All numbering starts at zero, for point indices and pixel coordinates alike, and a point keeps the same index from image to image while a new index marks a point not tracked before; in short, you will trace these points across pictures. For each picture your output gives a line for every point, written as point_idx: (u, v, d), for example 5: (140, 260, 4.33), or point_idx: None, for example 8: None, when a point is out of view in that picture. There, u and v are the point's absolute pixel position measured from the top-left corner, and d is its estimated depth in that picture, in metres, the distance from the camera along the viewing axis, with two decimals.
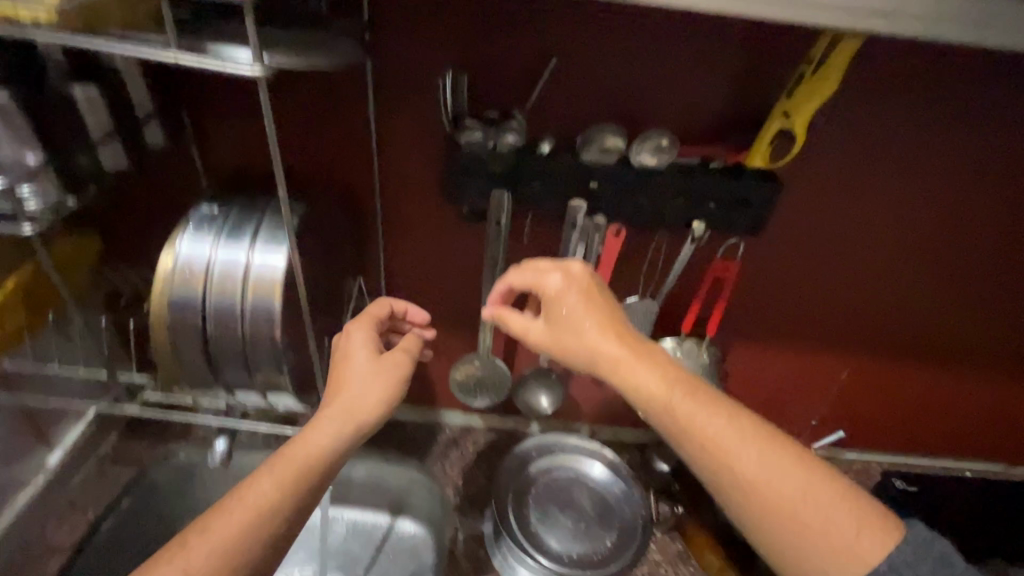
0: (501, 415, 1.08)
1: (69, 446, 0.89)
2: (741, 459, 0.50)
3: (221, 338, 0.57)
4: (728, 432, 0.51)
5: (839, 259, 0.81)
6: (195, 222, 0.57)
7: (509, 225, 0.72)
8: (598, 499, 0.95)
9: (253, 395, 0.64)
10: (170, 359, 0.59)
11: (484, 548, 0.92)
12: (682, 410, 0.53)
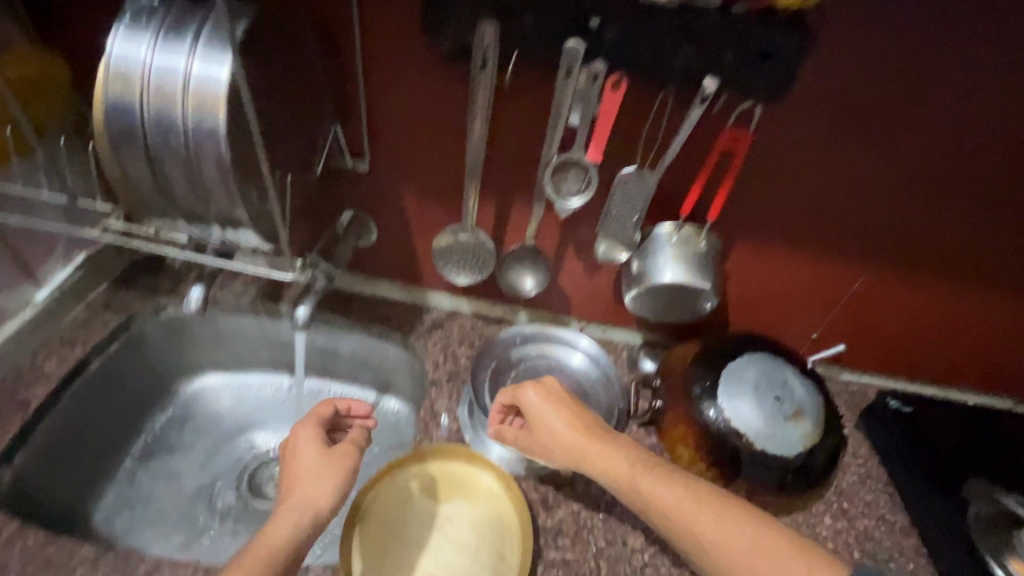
0: (488, 302, 1.05)
1: (57, 286, 0.90)
2: (704, 525, 0.63)
3: (169, 153, 0.53)
4: (685, 501, 0.65)
5: (869, 141, 0.72)
6: (133, 17, 0.51)
7: (496, 69, 0.66)
8: (576, 386, 0.94)
9: (212, 227, 0.62)
10: (120, 174, 0.56)
11: (458, 423, 0.91)
12: (657, 499, 0.66)
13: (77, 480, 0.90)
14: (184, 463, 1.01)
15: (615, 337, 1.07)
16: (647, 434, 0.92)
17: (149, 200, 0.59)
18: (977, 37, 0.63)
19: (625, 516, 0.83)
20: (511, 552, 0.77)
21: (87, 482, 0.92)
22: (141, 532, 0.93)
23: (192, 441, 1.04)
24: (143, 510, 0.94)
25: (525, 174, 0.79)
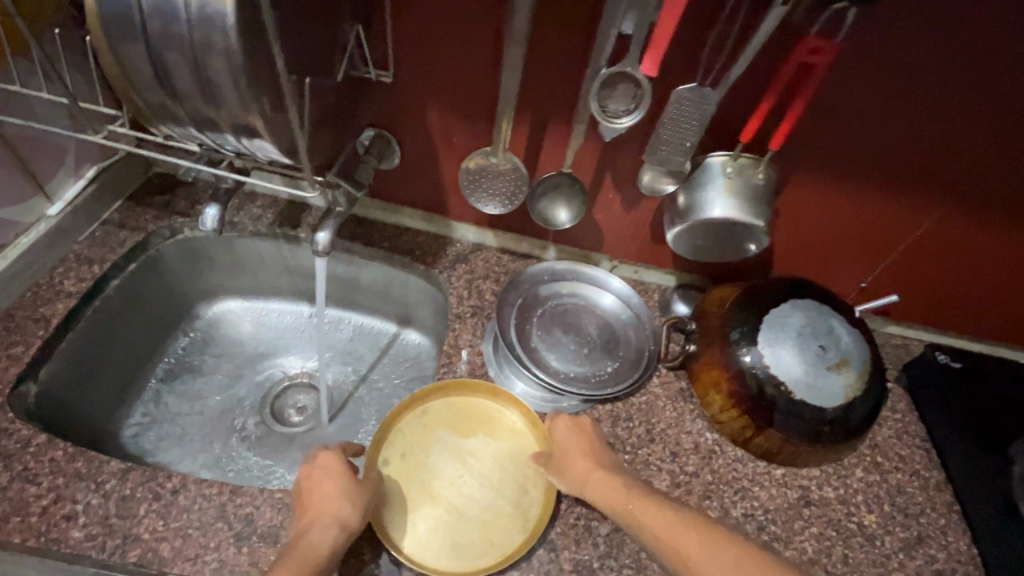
0: (516, 236, 1.00)
1: (71, 202, 0.86)
2: (698, 552, 0.60)
3: (170, 45, 0.46)
4: (682, 528, 0.63)
5: (964, 60, 0.63)
6: None
7: None
8: (606, 328, 0.90)
9: (224, 136, 0.55)
10: (119, 73, 0.49)
11: (482, 358, 0.88)
12: (651, 530, 0.64)
13: (102, 393, 0.89)
14: (206, 386, 1.02)
15: (646, 279, 1.02)
16: (677, 378, 0.89)
17: (152, 105, 0.52)
18: None
19: (650, 459, 0.79)
20: (534, 486, 0.76)
21: (112, 396, 0.92)
22: (163, 446, 0.93)
23: (216, 365, 1.05)
24: (164, 427, 0.95)
25: (565, 92, 0.71)
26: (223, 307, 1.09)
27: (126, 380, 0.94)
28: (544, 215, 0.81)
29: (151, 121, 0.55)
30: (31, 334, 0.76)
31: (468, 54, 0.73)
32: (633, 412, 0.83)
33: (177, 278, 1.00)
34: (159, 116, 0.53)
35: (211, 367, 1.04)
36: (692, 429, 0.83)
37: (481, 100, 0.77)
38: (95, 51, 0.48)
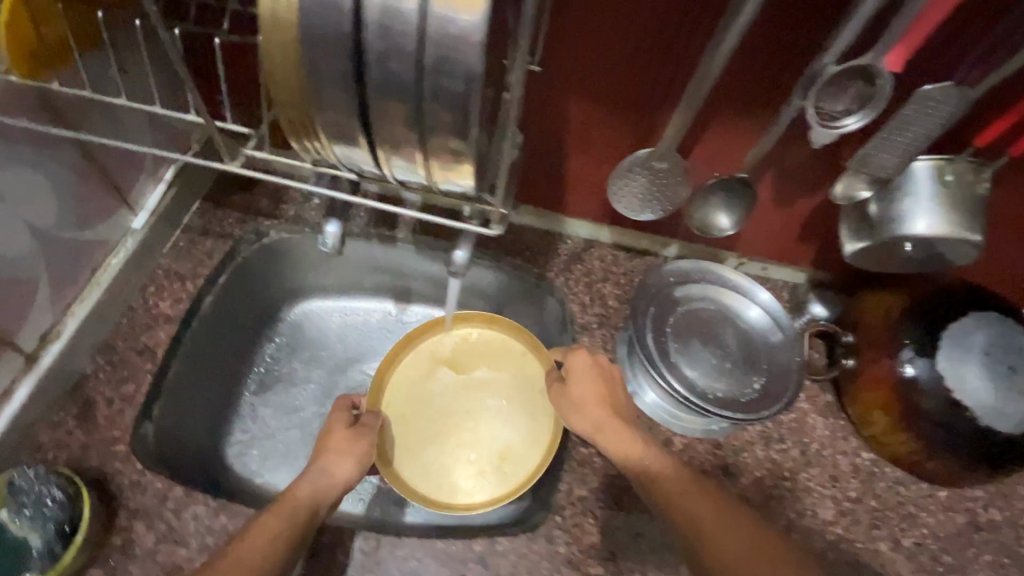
0: (634, 232, 0.90)
1: (154, 211, 0.76)
2: (692, 509, 0.60)
3: (380, 64, 0.34)
4: (671, 486, 0.62)
5: None
6: None
7: None
8: (748, 341, 0.82)
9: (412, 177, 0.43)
10: (299, 95, 0.37)
11: (616, 365, 0.82)
12: (658, 478, 0.63)
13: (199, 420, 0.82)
14: (303, 395, 0.94)
15: (775, 276, 0.93)
16: (823, 390, 0.82)
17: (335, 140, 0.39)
18: None
19: (811, 484, 0.74)
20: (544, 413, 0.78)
21: (208, 420, 0.85)
22: (272, 467, 0.88)
23: (307, 373, 0.96)
24: (270, 445, 0.89)
25: (776, 86, 0.57)
26: (304, 308, 0.99)
27: (218, 400, 0.87)
28: (703, 223, 0.72)
29: (322, 152, 0.42)
30: (139, 369, 0.69)
31: (641, 37, 0.60)
32: (785, 432, 0.77)
33: (253, 285, 0.91)
34: (345, 151, 0.41)
35: (301, 376, 0.96)
36: (847, 449, 0.78)
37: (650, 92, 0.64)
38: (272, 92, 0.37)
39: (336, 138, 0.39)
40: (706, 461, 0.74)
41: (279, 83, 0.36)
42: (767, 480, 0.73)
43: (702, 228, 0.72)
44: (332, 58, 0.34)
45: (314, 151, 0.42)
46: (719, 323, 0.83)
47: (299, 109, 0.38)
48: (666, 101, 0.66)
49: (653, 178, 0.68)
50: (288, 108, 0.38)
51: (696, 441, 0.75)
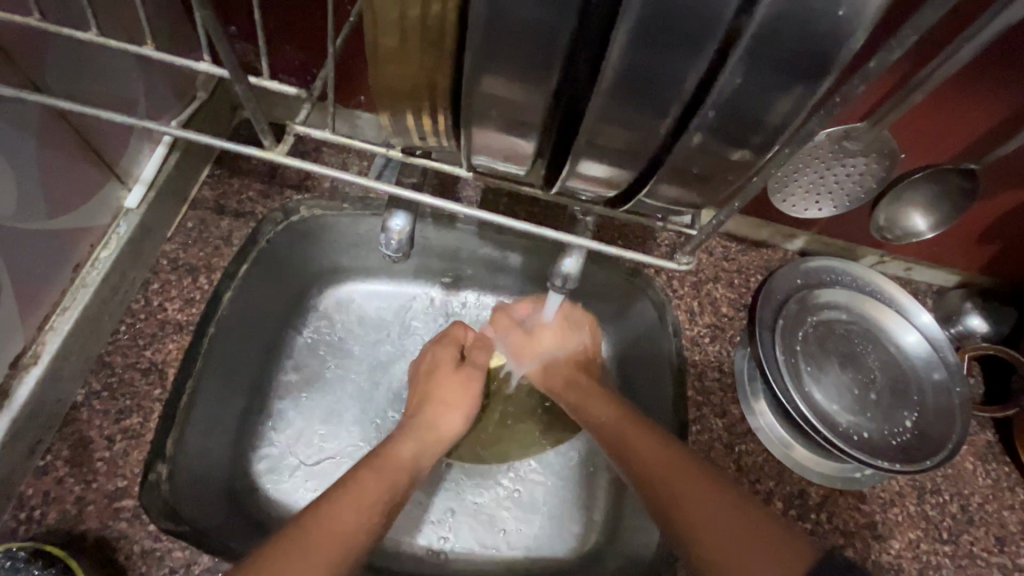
0: (758, 219, 0.71)
1: (154, 184, 0.59)
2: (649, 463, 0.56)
3: (628, 31, 0.24)
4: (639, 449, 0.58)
5: None
6: None
7: None
8: (896, 364, 0.66)
9: (599, 185, 0.34)
10: (442, 43, 0.27)
11: (734, 387, 0.65)
12: (688, 504, 0.49)
13: (211, 446, 0.58)
14: (348, 399, 0.68)
15: (921, 279, 0.74)
16: (981, 429, 0.67)
17: (468, 120, 0.30)
18: None
19: (975, 550, 0.60)
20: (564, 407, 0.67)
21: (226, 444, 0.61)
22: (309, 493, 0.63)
23: (345, 373, 0.69)
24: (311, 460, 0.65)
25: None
26: (339, 293, 0.72)
27: (236, 414, 0.62)
28: (889, 219, 0.57)
29: (445, 132, 0.33)
30: (147, 395, 0.54)
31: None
32: (942, 483, 0.63)
33: (278, 274, 0.66)
34: (483, 132, 0.31)
35: (339, 377, 0.69)
36: (1015, 503, 0.63)
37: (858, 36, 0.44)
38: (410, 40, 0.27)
39: (482, 119, 0.29)
40: (850, 519, 0.59)
41: (415, 21, 0.26)
42: (923, 544, 0.60)
43: (888, 226, 0.58)
44: (533, 4, 0.23)
45: (417, 132, 0.33)
46: (862, 340, 0.67)
47: (428, 68, 0.28)
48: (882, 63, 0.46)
49: (840, 166, 0.50)
50: (411, 66, 0.28)
51: (837, 493, 0.61)
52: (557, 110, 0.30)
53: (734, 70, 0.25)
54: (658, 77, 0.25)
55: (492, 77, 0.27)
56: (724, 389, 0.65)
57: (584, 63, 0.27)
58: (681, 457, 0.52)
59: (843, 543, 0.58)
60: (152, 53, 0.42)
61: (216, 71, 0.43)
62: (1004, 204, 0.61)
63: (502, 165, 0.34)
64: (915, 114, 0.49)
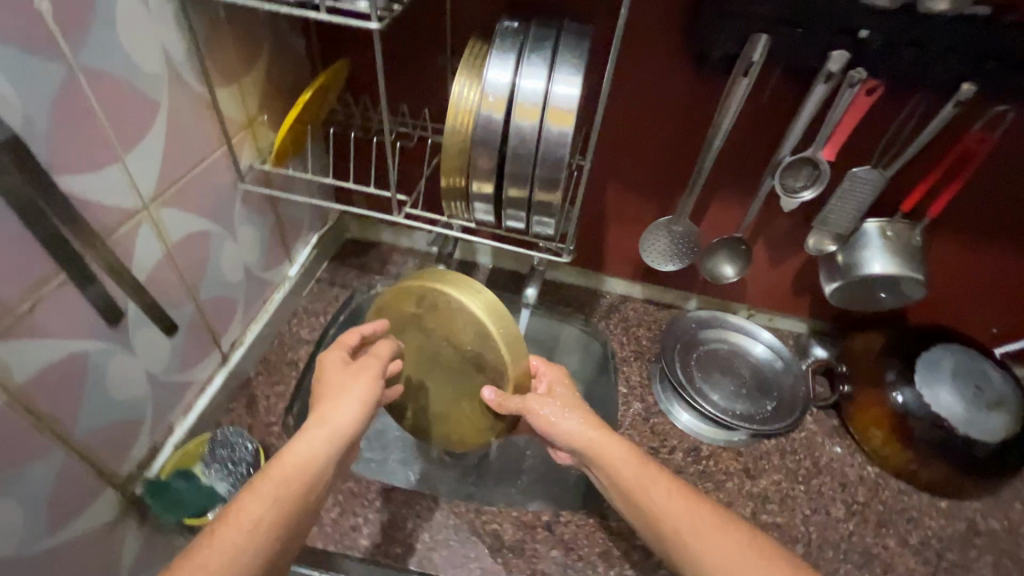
0: (661, 288, 1.11)
1: (302, 264, 1.03)
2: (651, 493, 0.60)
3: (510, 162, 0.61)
4: (621, 459, 0.63)
5: None
6: (498, 44, 0.59)
7: (760, 67, 0.69)
8: (758, 371, 1.00)
9: (520, 225, 0.68)
10: None
11: (651, 387, 0.99)
12: (669, 508, 0.59)
13: None
14: None
15: (782, 327, 1.10)
16: (828, 417, 0.98)
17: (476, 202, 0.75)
18: None
19: (823, 488, 0.88)
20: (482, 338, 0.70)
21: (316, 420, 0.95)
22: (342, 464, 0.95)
23: None
24: None
25: (729, 181, 0.85)
26: None
27: None
28: (715, 271, 0.96)
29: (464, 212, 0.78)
30: (288, 375, 0.92)
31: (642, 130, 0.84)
32: (797, 446, 0.93)
33: None
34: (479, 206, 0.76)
35: None
36: (853, 462, 0.92)
37: (636, 172, 0.89)
38: (446, 166, 0.64)
39: None
40: (731, 464, 0.89)
41: None
42: (784, 482, 0.88)
43: (714, 275, 0.97)
44: None
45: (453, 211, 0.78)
46: (733, 358, 1.02)
47: None
48: (685, 175, 0.88)
49: (672, 235, 0.91)
50: None
51: (720, 449, 0.91)
52: (498, 195, 0.66)
53: (553, 173, 0.60)
54: (528, 177, 0.62)
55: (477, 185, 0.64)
56: (643, 388, 0.99)
57: (500, 176, 0.64)
58: (632, 462, 0.63)
59: (725, 479, 0.87)
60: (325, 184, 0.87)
61: (351, 187, 0.86)
62: (794, 266, 0.98)
63: (479, 215, 0.68)
64: (708, 208, 0.90)
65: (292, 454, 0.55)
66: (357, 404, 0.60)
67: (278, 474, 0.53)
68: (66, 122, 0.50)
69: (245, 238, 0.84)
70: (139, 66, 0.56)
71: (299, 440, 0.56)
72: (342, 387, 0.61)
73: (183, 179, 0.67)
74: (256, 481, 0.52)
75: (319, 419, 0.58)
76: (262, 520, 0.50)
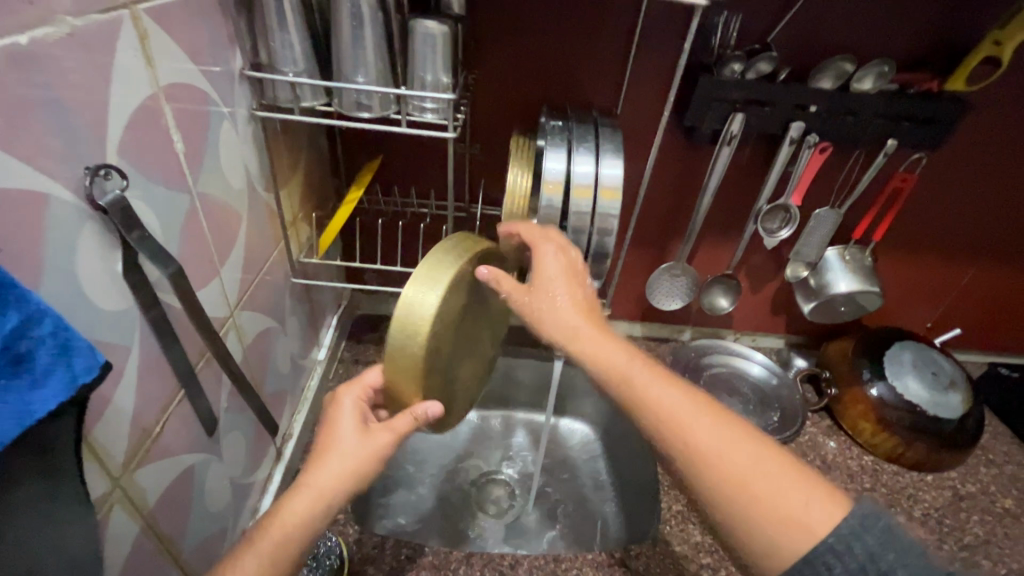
0: (658, 324, 1.23)
1: (329, 346, 1.05)
2: (695, 431, 0.48)
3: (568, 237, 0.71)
4: (682, 406, 0.51)
5: (985, 188, 0.93)
6: (549, 140, 0.71)
7: (737, 135, 0.84)
8: (757, 387, 1.13)
9: None
10: None
11: None
12: (684, 415, 0.50)
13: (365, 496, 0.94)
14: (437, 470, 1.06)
15: (765, 345, 1.25)
16: (822, 417, 1.12)
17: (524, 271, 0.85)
18: None
19: (836, 482, 1.00)
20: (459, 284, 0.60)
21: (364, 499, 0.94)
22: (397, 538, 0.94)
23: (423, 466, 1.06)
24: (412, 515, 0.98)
25: (717, 228, 1.01)
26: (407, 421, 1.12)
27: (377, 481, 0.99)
28: (710, 302, 1.12)
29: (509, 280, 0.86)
30: None
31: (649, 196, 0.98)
32: (805, 448, 1.06)
33: None
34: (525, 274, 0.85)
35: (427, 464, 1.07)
36: (852, 454, 1.06)
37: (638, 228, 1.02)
38: (505, 243, 0.74)
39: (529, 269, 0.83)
40: None
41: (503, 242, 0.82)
42: None
43: (710, 306, 1.12)
44: None
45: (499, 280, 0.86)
46: (734, 379, 1.15)
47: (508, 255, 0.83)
48: (678, 227, 1.02)
49: (674, 280, 1.05)
50: None
51: None
52: (556, 263, 0.76)
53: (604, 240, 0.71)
54: (584, 246, 0.72)
55: (538, 257, 0.73)
56: None
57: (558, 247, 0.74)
58: (639, 372, 0.54)
59: None
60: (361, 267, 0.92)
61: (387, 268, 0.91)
62: (771, 292, 1.13)
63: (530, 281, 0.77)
64: (699, 252, 1.05)
65: (290, 515, 0.48)
66: (366, 454, 0.53)
67: (277, 531, 0.47)
68: (186, 251, 0.53)
69: (291, 329, 0.86)
70: (232, 185, 0.61)
71: (292, 496, 0.49)
72: (352, 450, 0.53)
73: (254, 282, 0.70)
74: (254, 538, 0.47)
75: (325, 473, 0.51)
76: (261, 575, 0.45)
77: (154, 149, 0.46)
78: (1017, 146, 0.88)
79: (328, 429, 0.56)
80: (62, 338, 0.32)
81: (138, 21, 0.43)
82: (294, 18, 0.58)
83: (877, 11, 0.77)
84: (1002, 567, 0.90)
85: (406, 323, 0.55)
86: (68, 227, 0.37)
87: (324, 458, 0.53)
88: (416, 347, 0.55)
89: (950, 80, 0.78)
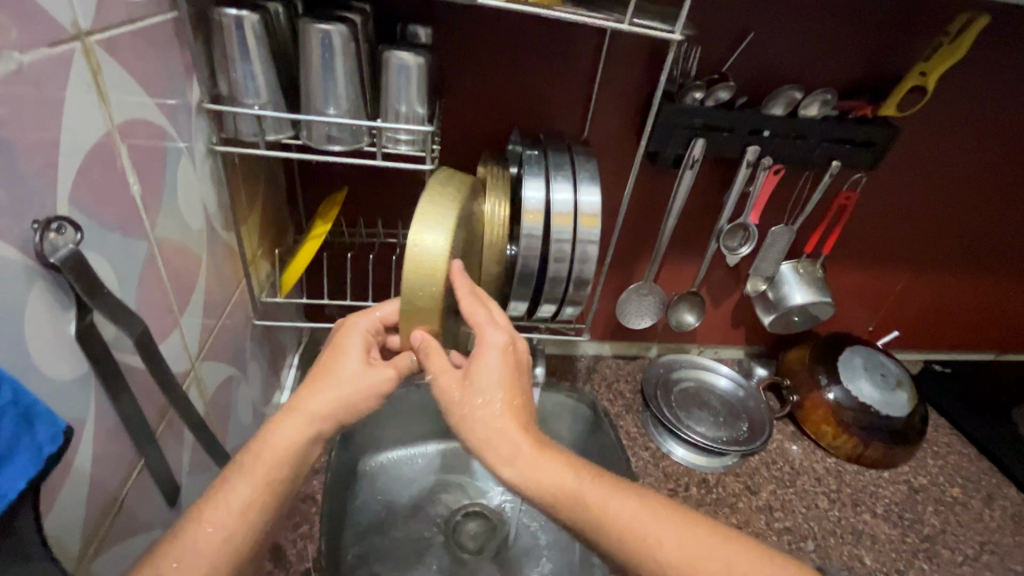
0: (627, 341, 1.25)
1: (291, 387, 0.98)
2: (659, 540, 0.50)
3: (552, 264, 0.71)
4: (635, 513, 0.52)
5: (917, 200, 1.01)
6: (527, 167, 0.71)
7: (699, 159, 0.87)
8: (725, 399, 1.16)
9: (552, 311, 0.77)
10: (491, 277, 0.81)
11: (647, 434, 1.10)
12: (648, 528, 0.51)
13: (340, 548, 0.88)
14: (415, 511, 1.00)
15: (728, 356, 1.29)
16: (786, 423, 1.17)
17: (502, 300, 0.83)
18: (986, 135, 0.93)
19: (806, 486, 1.04)
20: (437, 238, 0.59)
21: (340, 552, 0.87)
22: None
23: (397, 509, 1.00)
24: (391, 562, 0.92)
25: (681, 246, 1.04)
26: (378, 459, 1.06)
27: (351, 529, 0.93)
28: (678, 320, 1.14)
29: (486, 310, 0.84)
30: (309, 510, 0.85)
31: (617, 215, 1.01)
32: (774, 456, 1.09)
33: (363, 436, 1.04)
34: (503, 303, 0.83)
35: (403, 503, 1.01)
36: (816, 456, 1.11)
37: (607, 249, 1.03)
38: (485, 271, 0.72)
39: None
40: (733, 486, 1.02)
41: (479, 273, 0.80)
42: (778, 489, 1.03)
43: (678, 323, 1.14)
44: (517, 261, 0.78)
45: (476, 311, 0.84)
46: (703, 392, 1.17)
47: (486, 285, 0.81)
48: (645, 247, 1.04)
49: (642, 298, 1.07)
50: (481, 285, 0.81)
51: (721, 475, 1.04)
52: (538, 290, 0.75)
53: (586, 266, 0.71)
54: (566, 273, 0.71)
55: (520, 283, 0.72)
56: (642, 436, 1.10)
57: (540, 274, 0.73)
58: (590, 488, 0.53)
59: (736, 500, 1.00)
60: (328, 303, 0.87)
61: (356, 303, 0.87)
62: (732, 304, 1.18)
63: (511, 310, 0.77)
64: (665, 270, 1.07)
65: (281, 438, 0.54)
66: (363, 388, 0.58)
67: (261, 459, 0.52)
68: (145, 301, 0.48)
69: (253, 374, 0.79)
70: (190, 227, 0.56)
71: (283, 422, 0.55)
72: (349, 381, 0.58)
73: (214, 327, 0.64)
74: (241, 464, 0.52)
75: (319, 396, 0.57)
76: (255, 497, 0.51)
77: (107, 193, 0.41)
78: (941, 164, 0.96)
79: (331, 355, 0.61)
80: (22, 409, 0.29)
81: (91, 55, 0.38)
82: (259, 50, 0.54)
83: (819, 43, 0.82)
84: (959, 555, 0.96)
85: (416, 269, 0.57)
86: (10, 291, 0.32)
87: (323, 384, 0.58)
88: (433, 286, 0.58)
89: (884, 106, 0.85)
